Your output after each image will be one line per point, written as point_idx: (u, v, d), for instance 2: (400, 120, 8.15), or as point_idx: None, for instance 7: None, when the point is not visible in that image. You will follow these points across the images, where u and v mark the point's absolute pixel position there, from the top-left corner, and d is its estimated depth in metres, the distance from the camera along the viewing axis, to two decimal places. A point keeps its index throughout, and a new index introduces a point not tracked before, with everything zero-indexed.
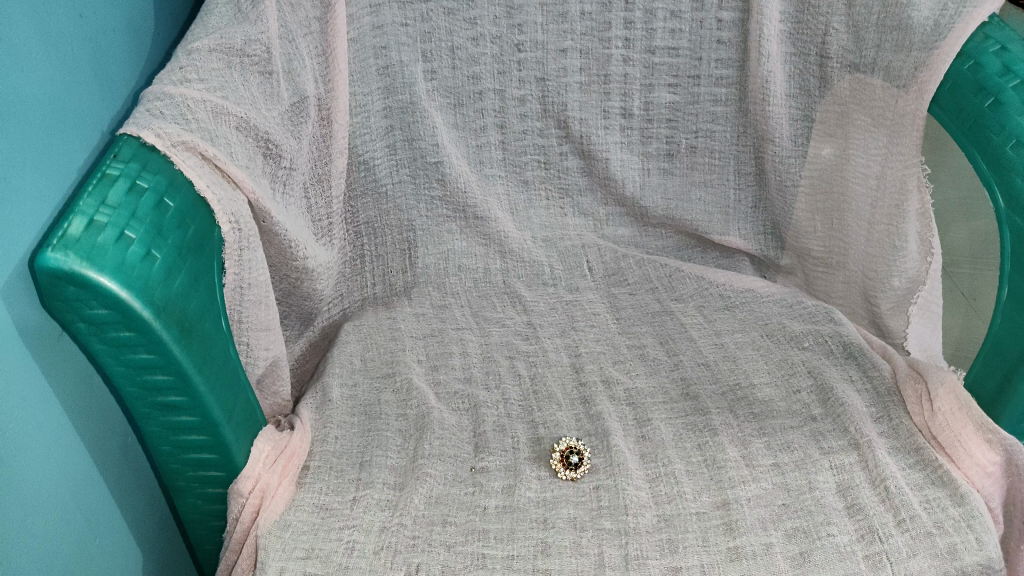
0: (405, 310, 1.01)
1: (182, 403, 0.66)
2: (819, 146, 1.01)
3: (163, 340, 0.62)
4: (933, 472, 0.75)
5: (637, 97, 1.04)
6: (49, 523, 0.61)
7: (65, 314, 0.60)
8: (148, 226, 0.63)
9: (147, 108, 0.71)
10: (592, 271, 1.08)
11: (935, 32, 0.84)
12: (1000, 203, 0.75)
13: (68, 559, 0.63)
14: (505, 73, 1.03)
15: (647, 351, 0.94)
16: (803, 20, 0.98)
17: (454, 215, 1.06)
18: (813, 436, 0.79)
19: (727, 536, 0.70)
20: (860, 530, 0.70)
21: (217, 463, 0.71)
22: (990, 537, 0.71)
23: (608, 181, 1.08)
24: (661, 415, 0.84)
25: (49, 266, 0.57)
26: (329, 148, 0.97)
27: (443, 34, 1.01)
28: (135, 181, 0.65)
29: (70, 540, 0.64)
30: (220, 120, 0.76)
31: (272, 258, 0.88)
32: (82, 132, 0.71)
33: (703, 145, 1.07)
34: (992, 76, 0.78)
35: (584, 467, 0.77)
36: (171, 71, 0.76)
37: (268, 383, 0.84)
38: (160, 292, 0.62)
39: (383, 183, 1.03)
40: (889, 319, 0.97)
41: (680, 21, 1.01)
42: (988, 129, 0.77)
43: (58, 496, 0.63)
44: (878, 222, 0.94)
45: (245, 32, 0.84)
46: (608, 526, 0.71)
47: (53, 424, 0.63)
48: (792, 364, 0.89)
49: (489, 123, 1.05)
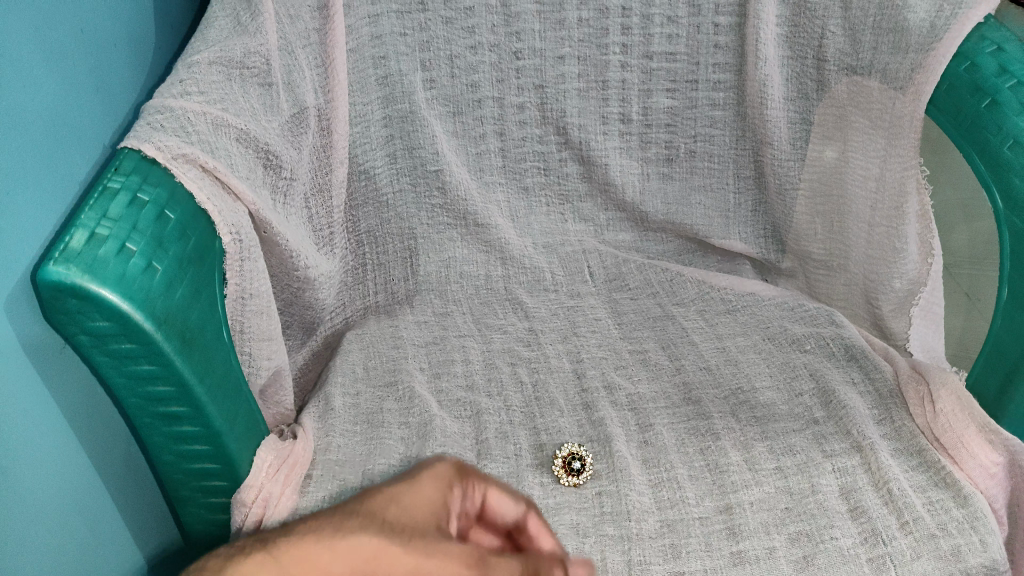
0: (407, 318, 1.02)
1: (184, 413, 0.66)
2: (818, 149, 1.01)
3: (164, 351, 0.62)
4: (935, 473, 0.75)
5: (636, 102, 1.05)
6: (50, 531, 0.61)
7: (67, 326, 0.60)
8: (149, 238, 0.64)
9: (148, 121, 0.71)
10: (593, 276, 1.09)
11: (932, 33, 0.83)
12: (1000, 203, 0.75)
13: (65, 565, 0.63)
14: (503, 81, 1.03)
15: (649, 355, 0.94)
16: (800, 24, 0.98)
17: (456, 223, 1.07)
18: (815, 439, 0.79)
19: (730, 540, 0.70)
20: (863, 533, 0.70)
21: (219, 474, 0.71)
22: (994, 539, 0.70)
23: (608, 187, 1.09)
24: (664, 420, 0.84)
25: (51, 279, 0.57)
26: (330, 158, 0.96)
27: (441, 43, 1.01)
28: (137, 194, 0.65)
29: (71, 552, 0.64)
30: (220, 132, 0.76)
31: (273, 269, 0.88)
32: (85, 147, 0.71)
33: (703, 149, 1.08)
34: (989, 77, 0.78)
35: (587, 473, 0.77)
36: (171, 84, 0.76)
37: (269, 393, 0.85)
38: (161, 303, 0.62)
39: (384, 191, 1.04)
40: (891, 321, 0.96)
41: (678, 27, 1.01)
42: (986, 129, 0.77)
43: (57, 506, 0.63)
44: (879, 223, 0.93)
45: (245, 43, 0.84)
46: (612, 531, 0.72)
47: (56, 437, 0.63)
48: (795, 367, 0.89)
49: (489, 131, 1.06)
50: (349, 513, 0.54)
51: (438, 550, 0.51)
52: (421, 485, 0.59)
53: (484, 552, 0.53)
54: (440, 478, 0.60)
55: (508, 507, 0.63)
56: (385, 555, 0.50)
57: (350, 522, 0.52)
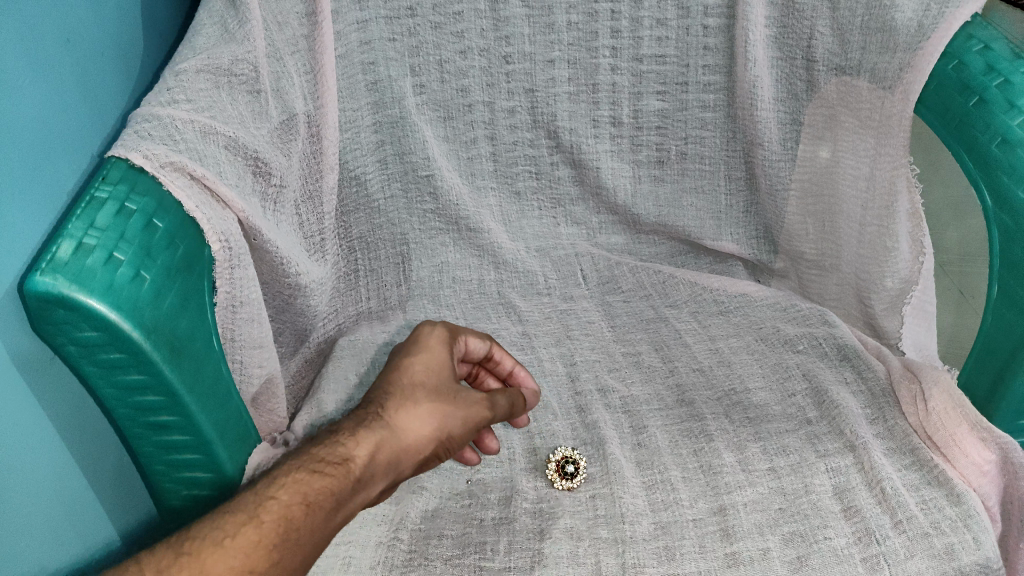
0: (400, 324, 1.02)
1: (173, 422, 0.66)
2: (809, 149, 1.01)
3: (152, 360, 0.62)
4: (928, 472, 0.75)
5: (626, 105, 1.05)
6: (27, 538, 0.61)
7: (54, 337, 0.60)
8: (137, 247, 0.63)
9: (135, 130, 0.71)
10: (586, 279, 1.09)
11: (919, 32, 0.84)
12: (988, 201, 0.75)
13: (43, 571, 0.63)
14: (493, 85, 1.03)
15: (642, 358, 0.94)
16: (788, 24, 0.97)
17: (448, 228, 1.07)
18: (808, 439, 0.79)
19: (724, 542, 0.70)
20: (857, 532, 0.70)
21: (209, 482, 0.71)
22: (987, 537, 0.70)
23: (600, 190, 1.09)
24: (657, 422, 0.84)
25: (38, 290, 0.57)
26: (320, 165, 0.96)
27: (431, 48, 1.00)
28: (124, 204, 0.65)
29: (49, 560, 0.64)
30: (209, 139, 0.76)
31: (264, 276, 0.88)
32: (72, 157, 0.71)
33: (693, 151, 1.08)
34: (976, 75, 0.78)
35: (580, 476, 0.77)
36: (158, 92, 0.76)
37: (263, 401, 0.85)
38: (149, 313, 0.62)
39: (375, 197, 1.03)
40: (883, 320, 0.96)
41: (667, 29, 1.00)
42: (974, 127, 0.77)
43: (37, 513, 0.62)
44: (869, 224, 0.93)
45: (232, 50, 0.83)
46: (605, 535, 0.72)
47: (47, 448, 0.64)
48: (787, 368, 0.89)
49: (480, 135, 1.06)
50: (403, 372, 0.67)
51: (475, 396, 0.68)
52: (437, 345, 0.71)
53: (497, 396, 0.71)
54: (447, 336, 0.72)
55: (481, 345, 0.77)
56: (450, 406, 0.66)
57: (418, 388, 0.65)
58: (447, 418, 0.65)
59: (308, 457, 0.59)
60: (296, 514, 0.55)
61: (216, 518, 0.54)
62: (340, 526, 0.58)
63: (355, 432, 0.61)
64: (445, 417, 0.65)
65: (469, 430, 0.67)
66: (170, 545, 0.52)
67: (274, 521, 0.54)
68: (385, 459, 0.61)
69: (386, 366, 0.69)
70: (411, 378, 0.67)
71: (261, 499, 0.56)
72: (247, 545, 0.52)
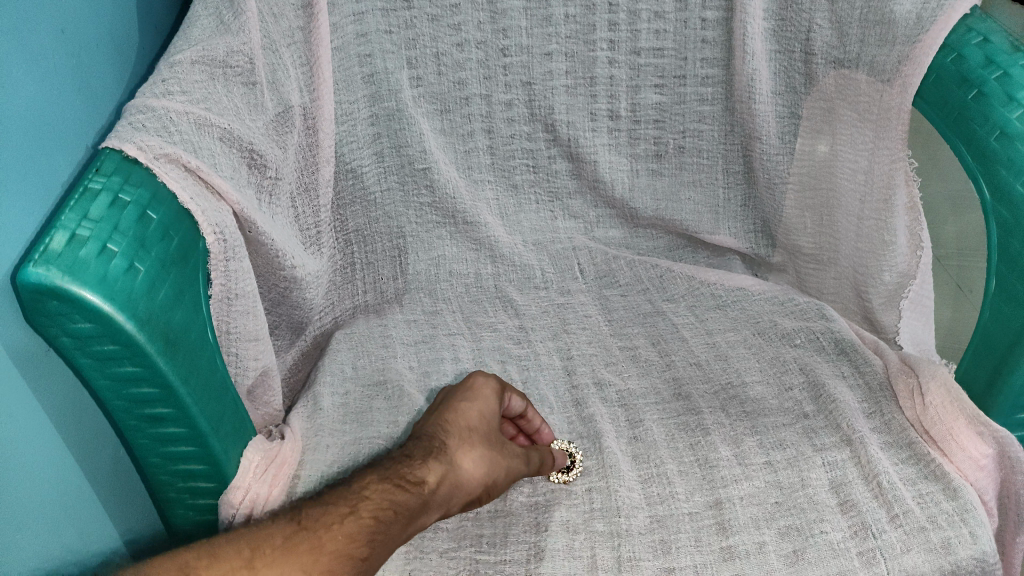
0: (397, 317, 1.02)
1: (169, 415, 0.66)
2: (808, 143, 1.01)
3: (147, 352, 0.62)
4: (925, 466, 0.75)
5: (623, 98, 1.04)
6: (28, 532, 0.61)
7: (48, 328, 0.60)
8: (131, 239, 0.63)
9: (129, 122, 0.71)
10: (584, 273, 1.09)
11: (918, 25, 0.83)
12: (987, 194, 0.75)
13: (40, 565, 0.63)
14: (490, 78, 1.03)
15: (638, 352, 0.94)
16: (786, 17, 0.97)
17: (445, 221, 1.07)
18: (804, 433, 0.79)
19: (720, 535, 0.71)
20: (853, 526, 0.70)
21: (205, 475, 0.70)
22: (984, 531, 0.70)
23: (597, 183, 1.08)
24: (654, 416, 0.84)
25: (31, 281, 0.57)
26: (316, 157, 0.95)
27: (427, 40, 1.00)
28: (118, 195, 0.65)
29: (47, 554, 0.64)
30: (204, 131, 0.76)
31: (259, 269, 0.88)
32: (67, 149, 0.71)
33: (692, 145, 1.07)
34: (975, 68, 0.77)
35: (577, 470, 0.77)
36: (153, 83, 0.76)
37: (258, 394, 0.84)
38: (144, 304, 0.62)
39: (372, 190, 1.03)
40: (881, 314, 0.96)
41: (665, 22, 1.00)
42: (973, 120, 0.76)
43: (37, 506, 0.62)
44: (867, 218, 0.93)
45: (227, 42, 0.83)
46: (601, 528, 0.72)
47: (45, 440, 0.64)
48: (784, 361, 0.89)
49: (477, 128, 1.05)
50: (462, 411, 0.70)
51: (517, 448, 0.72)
52: (490, 395, 0.73)
53: (534, 450, 0.74)
54: (502, 386, 0.75)
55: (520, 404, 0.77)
56: (501, 452, 0.70)
57: (475, 433, 0.69)
58: (497, 462, 0.69)
59: (389, 471, 0.63)
60: (385, 517, 0.60)
61: (324, 504, 0.60)
62: (409, 539, 0.62)
63: (425, 460, 0.65)
64: (497, 461, 0.69)
65: (511, 479, 0.71)
66: (289, 517, 0.59)
67: (369, 519, 0.59)
68: (446, 490, 0.65)
69: (441, 405, 0.72)
70: (468, 418, 0.70)
71: (358, 497, 0.61)
72: (348, 534, 0.58)
